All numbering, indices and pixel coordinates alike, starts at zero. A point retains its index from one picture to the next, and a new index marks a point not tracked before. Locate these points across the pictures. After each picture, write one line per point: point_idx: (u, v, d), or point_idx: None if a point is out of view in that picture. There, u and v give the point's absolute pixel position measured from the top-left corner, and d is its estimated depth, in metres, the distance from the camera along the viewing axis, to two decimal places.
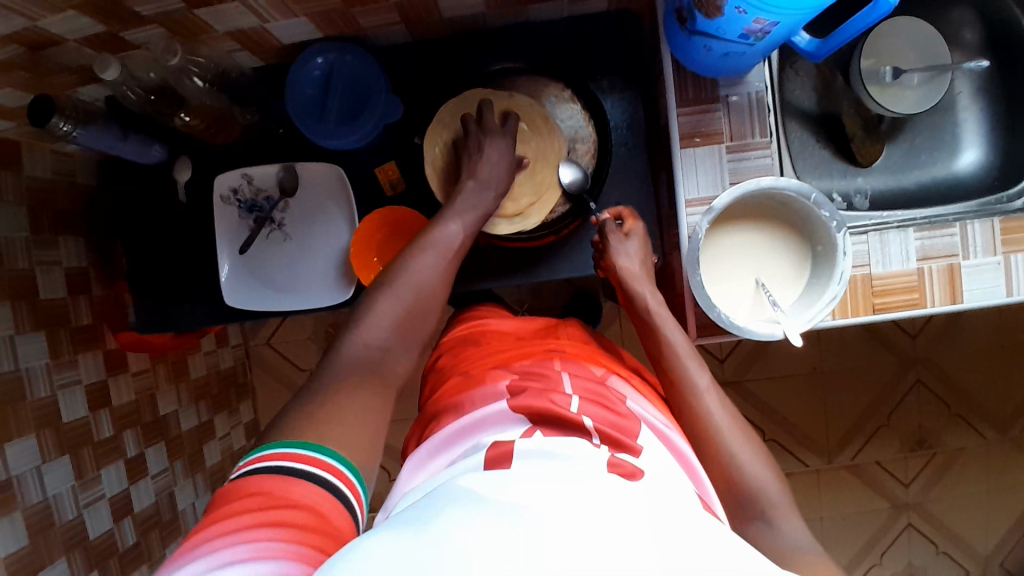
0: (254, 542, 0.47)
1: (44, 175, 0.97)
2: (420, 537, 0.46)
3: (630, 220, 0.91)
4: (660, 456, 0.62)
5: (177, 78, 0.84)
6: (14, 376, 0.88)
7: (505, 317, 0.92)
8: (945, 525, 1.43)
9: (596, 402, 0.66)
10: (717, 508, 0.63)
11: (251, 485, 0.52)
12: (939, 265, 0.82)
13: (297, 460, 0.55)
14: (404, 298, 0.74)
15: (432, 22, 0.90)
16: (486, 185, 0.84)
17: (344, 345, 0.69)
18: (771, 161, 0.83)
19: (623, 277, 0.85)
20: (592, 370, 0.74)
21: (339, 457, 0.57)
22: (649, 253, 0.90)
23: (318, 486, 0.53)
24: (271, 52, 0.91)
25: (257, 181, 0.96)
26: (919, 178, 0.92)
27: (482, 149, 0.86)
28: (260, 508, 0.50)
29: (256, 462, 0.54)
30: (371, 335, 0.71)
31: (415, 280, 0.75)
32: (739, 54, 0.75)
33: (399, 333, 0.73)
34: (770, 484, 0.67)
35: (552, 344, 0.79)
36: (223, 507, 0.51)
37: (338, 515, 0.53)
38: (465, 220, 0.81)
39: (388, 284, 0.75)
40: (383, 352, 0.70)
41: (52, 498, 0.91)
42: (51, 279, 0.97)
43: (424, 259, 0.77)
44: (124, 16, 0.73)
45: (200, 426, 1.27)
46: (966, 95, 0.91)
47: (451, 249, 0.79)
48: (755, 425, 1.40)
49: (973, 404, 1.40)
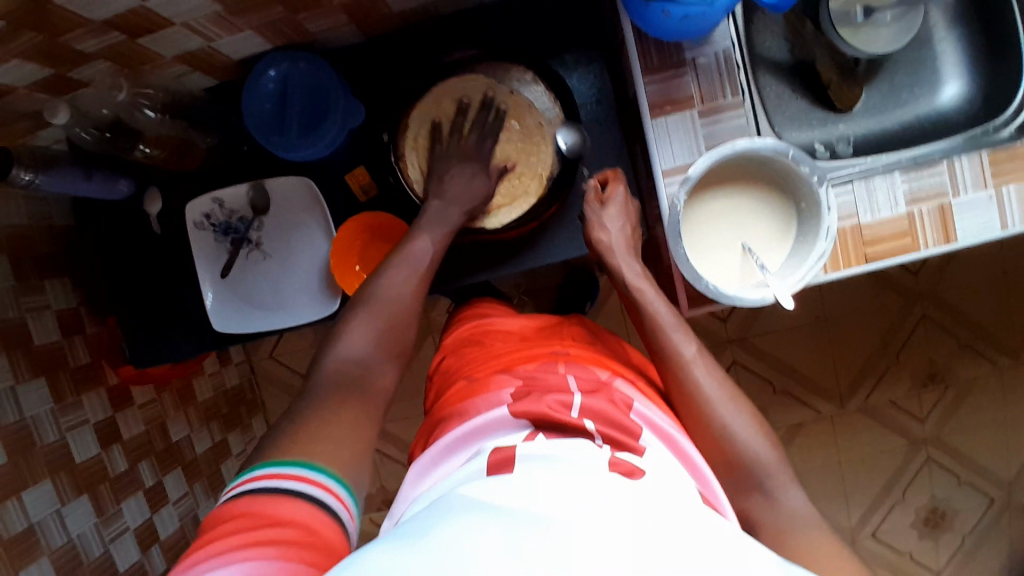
0: (245, 562, 0.47)
1: (21, 222, 0.95)
2: (425, 551, 0.45)
3: (614, 183, 0.87)
4: (663, 457, 0.61)
5: (127, 112, 0.82)
6: (21, 426, 0.89)
7: (509, 314, 0.91)
8: (964, 456, 1.42)
9: (600, 404, 0.65)
10: (723, 507, 0.62)
11: (242, 506, 0.52)
12: (929, 207, 0.80)
13: (287, 479, 0.55)
14: (382, 315, 0.74)
15: (382, 16, 0.86)
16: (452, 202, 0.83)
17: (326, 357, 0.71)
18: (746, 121, 0.80)
19: (602, 251, 0.84)
20: (596, 373, 0.72)
21: (328, 473, 0.57)
22: (632, 218, 0.86)
23: (307, 503, 0.54)
24: (223, 70, 0.88)
25: (227, 203, 0.95)
26: (902, 118, 0.89)
27: (450, 170, 0.84)
28: (251, 528, 0.50)
29: (245, 483, 0.55)
30: (355, 348, 0.71)
31: (390, 298, 0.75)
32: (699, 15, 0.72)
33: (381, 346, 0.73)
34: (766, 452, 0.66)
35: (557, 347, 0.77)
36: (213, 530, 0.51)
37: (327, 529, 0.53)
38: (434, 234, 0.80)
39: (363, 304, 0.75)
40: (365, 367, 0.71)
41: (76, 538, 0.93)
42: (42, 325, 0.97)
43: (394, 276, 0.77)
44: (66, 57, 0.71)
45: (215, 447, 1.29)
46: (941, 26, 0.88)
47: (423, 265, 0.79)
48: (763, 380, 1.40)
49: (980, 332, 1.38)
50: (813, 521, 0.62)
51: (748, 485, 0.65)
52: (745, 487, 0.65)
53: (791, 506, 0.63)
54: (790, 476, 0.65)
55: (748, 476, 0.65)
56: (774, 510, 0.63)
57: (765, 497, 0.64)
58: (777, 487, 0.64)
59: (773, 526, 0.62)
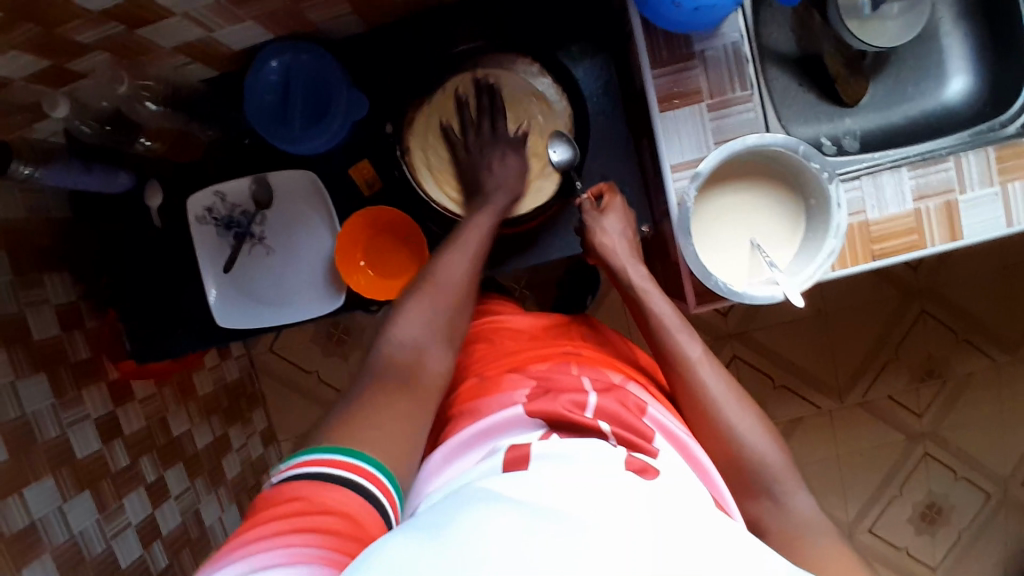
0: (292, 548, 0.48)
1: (17, 215, 0.93)
2: (445, 545, 0.45)
3: (609, 196, 0.87)
4: (676, 461, 0.61)
5: (129, 105, 0.81)
6: (21, 422, 0.88)
7: (517, 312, 0.90)
8: (962, 450, 1.43)
9: (614, 406, 0.65)
10: (732, 510, 0.62)
11: (292, 490, 0.53)
12: (937, 204, 0.80)
13: (334, 466, 0.55)
14: (439, 297, 0.73)
15: (385, 6, 0.85)
16: (497, 191, 0.84)
17: (383, 342, 0.69)
18: (755, 115, 0.80)
19: (605, 254, 0.83)
20: (610, 376, 0.72)
21: (376, 464, 0.57)
22: (632, 224, 0.86)
23: (353, 492, 0.54)
24: (225, 61, 0.87)
25: (230, 197, 0.94)
26: (908, 113, 0.88)
27: (486, 158, 0.86)
28: (300, 514, 0.51)
29: (294, 467, 0.55)
30: (413, 328, 0.70)
31: (447, 281, 0.75)
32: (710, 7, 0.72)
33: (437, 329, 0.72)
34: (774, 456, 0.66)
35: (567, 347, 0.77)
36: (264, 512, 0.51)
37: (371, 522, 0.53)
38: (485, 222, 0.81)
39: (421, 289, 0.74)
40: (416, 349, 0.69)
41: (78, 534, 0.92)
42: (41, 319, 0.95)
43: (451, 259, 0.76)
44: (65, 48, 0.69)
45: (215, 441, 1.28)
46: (947, 21, 0.87)
47: (479, 249, 0.78)
48: (764, 372, 1.40)
49: (978, 326, 1.39)
50: (824, 526, 0.62)
51: (756, 489, 0.65)
52: (753, 491, 0.65)
53: (799, 510, 0.64)
54: (797, 480, 0.65)
55: (753, 481, 0.65)
56: (785, 516, 0.63)
57: (773, 501, 0.64)
58: (785, 491, 0.64)
59: (785, 531, 0.63)
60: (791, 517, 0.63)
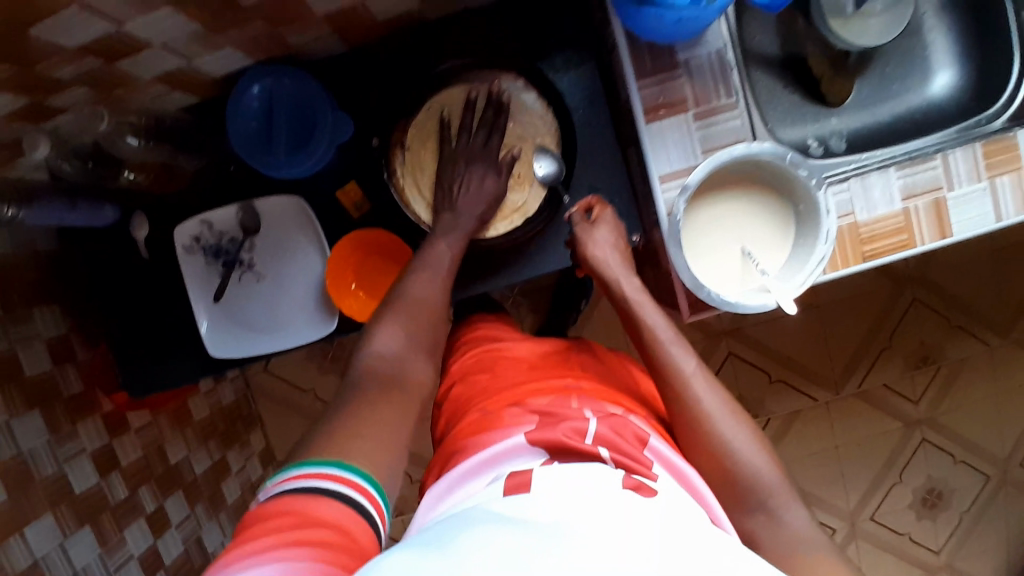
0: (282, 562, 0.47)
1: (4, 251, 0.92)
2: (447, 556, 0.45)
3: (599, 208, 0.86)
4: (672, 485, 0.61)
5: (110, 139, 0.79)
6: (18, 460, 0.87)
7: (519, 338, 0.90)
8: (958, 435, 1.44)
9: (611, 432, 0.65)
10: (726, 525, 0.62)
11: (279, 506, 0.52)
12: (925, 202, 0.80)
13: (324, 478, 0.54)
14: (409, 310, 0.74)
15: (367, 25, 0.85)
16: (464, 211, 0.84)
17: (359, 356, 0.69)
18: (740, 123, 0.80)
19: (599, 267, 0.82)
20: (610, 409, 0.71)
21: (363, 473, 0.56)
22: (623, 235, 0.86)
23: (339, 502, 0.53)
24: (205, 87, 0.86)
25: (217, 225, 0.93)
26: (894, 109, 0.89)
27: (462, 176, 0.86)
28: (289, 528, 0.49)
29: (280, 483, 0.54)
30: (386, 343, 0.70)
31: (414, 300, 0.75)
32: (693, 18, 0.72)
33: (409, 338, 0.72)
34: (769, 472, 0.66)
35: (568, 381, 0.76)
36: (253, 528, 0.50)
37: (360, 531, 0.52)
38: (450, 239, 0.82)
39: (390, 307, 0.74)
40: (399, 361, 0.69)
41: (81, 571, 0.91)
42: (33, 354, 0.94)
43: (419, 280, 0.77)
44: (44, 85, 0.68)
45: (214, 466, 1.27)
46: (931, 15, 0.88)
47: (444, 267, 0.80)
48: (761, 369, 1.41)
49: (969, 312, 1.41)
50: (817, 540, 0.63)
51: (750, 506, 0.65)
52: (750, 507, 0.66)
53: (792, 526, 0.64)
54: (792, 494, 0.66)
55: (750, 496, 0.66)
56: (779, 531, 0.64)
57: (767, 515, 0.65)
58: (779, 507, 0.65)
59: (779, 547, 0.63)
60: (783, 528, 0.64)
